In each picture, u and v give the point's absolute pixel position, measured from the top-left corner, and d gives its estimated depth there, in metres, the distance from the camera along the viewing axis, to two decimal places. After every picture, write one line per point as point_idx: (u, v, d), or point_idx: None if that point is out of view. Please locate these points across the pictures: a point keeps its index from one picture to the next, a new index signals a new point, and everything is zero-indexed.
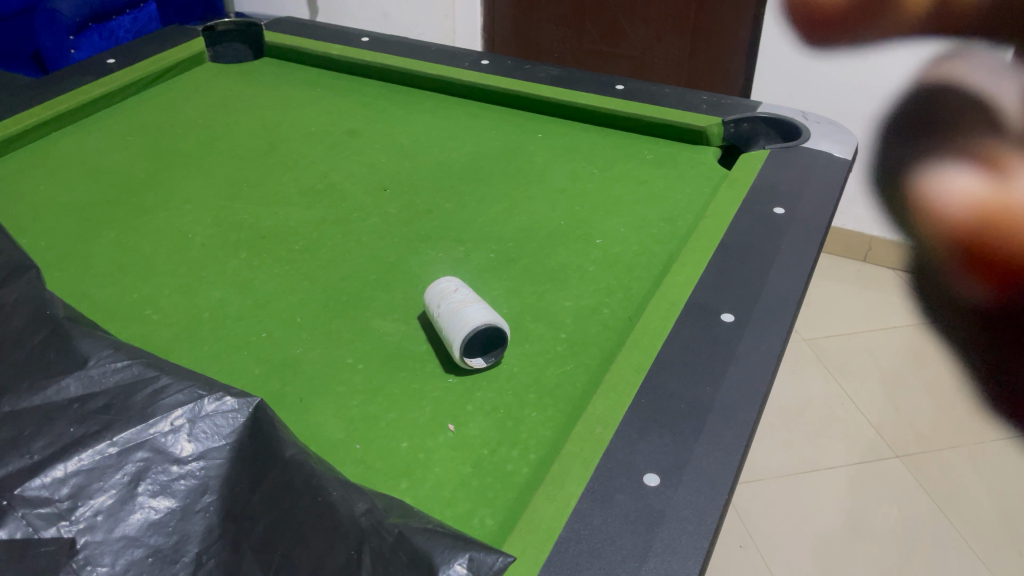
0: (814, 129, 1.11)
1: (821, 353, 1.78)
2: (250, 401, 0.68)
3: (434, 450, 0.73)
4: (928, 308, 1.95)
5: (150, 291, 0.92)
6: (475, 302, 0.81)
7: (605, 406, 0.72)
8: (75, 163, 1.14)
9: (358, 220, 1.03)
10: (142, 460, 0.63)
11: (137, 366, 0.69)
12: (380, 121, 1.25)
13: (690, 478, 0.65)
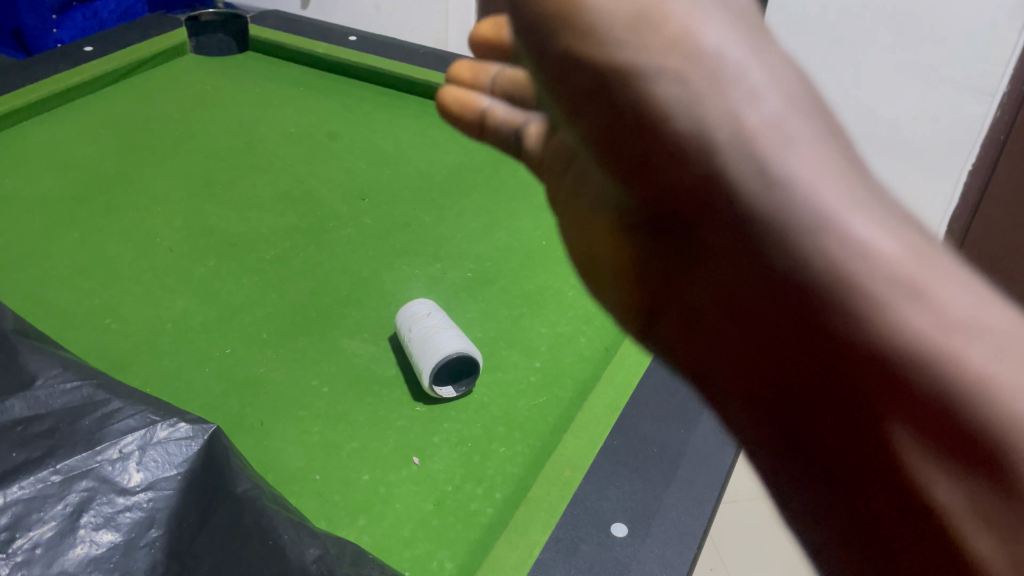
0: None
1: None
2: (205, 428, 0.66)
3: (397, 484, 0.70)
4: None
5: (112, 297, 0.89)
6: (447, 329, 0.78)
7: (575, 447, 0.69)
8: (43, 157, 1.10)
9: (334, 230, 1.00)
10: (86, 489, 0.60)
11: (87, 387, 0.67)
12: (363, 125, 1.22)
13: (658, 530, 0.63)
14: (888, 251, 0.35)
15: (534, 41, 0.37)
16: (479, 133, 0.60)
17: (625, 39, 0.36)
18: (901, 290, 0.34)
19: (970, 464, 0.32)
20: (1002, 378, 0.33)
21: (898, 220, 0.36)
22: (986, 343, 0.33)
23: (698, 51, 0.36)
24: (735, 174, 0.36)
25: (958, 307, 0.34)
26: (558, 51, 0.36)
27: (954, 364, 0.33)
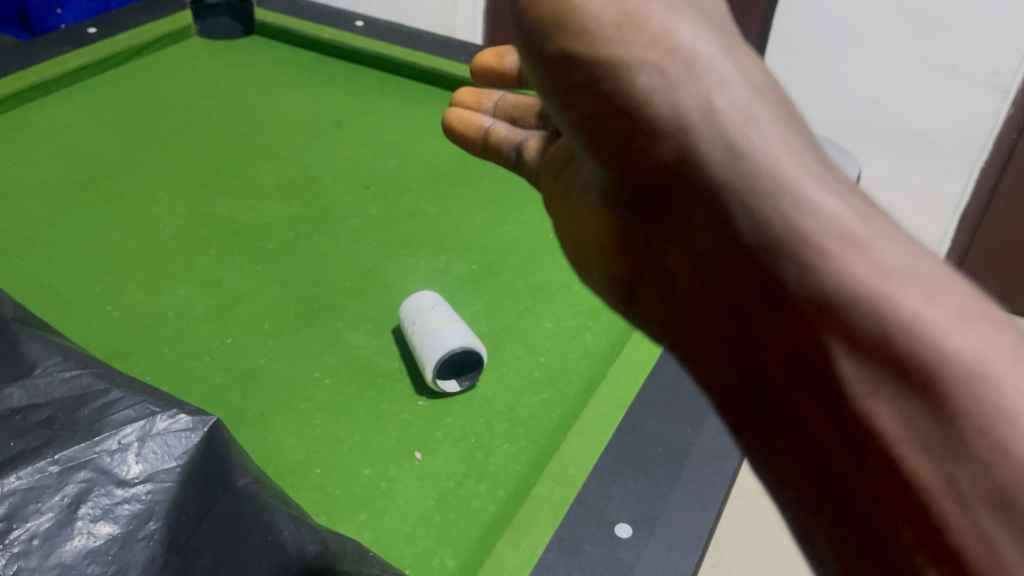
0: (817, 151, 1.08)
1: None
2: (205, 420, 0.65)
3: (398, 479, 0.69)
4: None
5: (113, 285, 0.88)
6: (451, 322, 0.77)
7: (580, 446, 0.69)
8: (45, 140, 1.09)
9: (338, 220, 0.99)
10: (84, 480, 0.58)
11: (87, 377, 0.66)
12: (369, 113, 1.21)
13: (662, 531, 0.62)
14: (838, 211, 0.40)
15: (536, 42, 0.45)
16: (482, 151, 0.73)
17: (612, 37, 0.43)
18: (847, 241, 0.39)
19: (912, 390, 0.36)
20: (940, 315, 0.37)
21: (846, 192, 0.42)
22: (923, 287, 0.38)
23: (676, 48, 0.43)
24: (703, 150, 0.42)
25: (896, 257, 0.39)
26: (557, 47, 0.44)
27: (893, 302, 0.37)
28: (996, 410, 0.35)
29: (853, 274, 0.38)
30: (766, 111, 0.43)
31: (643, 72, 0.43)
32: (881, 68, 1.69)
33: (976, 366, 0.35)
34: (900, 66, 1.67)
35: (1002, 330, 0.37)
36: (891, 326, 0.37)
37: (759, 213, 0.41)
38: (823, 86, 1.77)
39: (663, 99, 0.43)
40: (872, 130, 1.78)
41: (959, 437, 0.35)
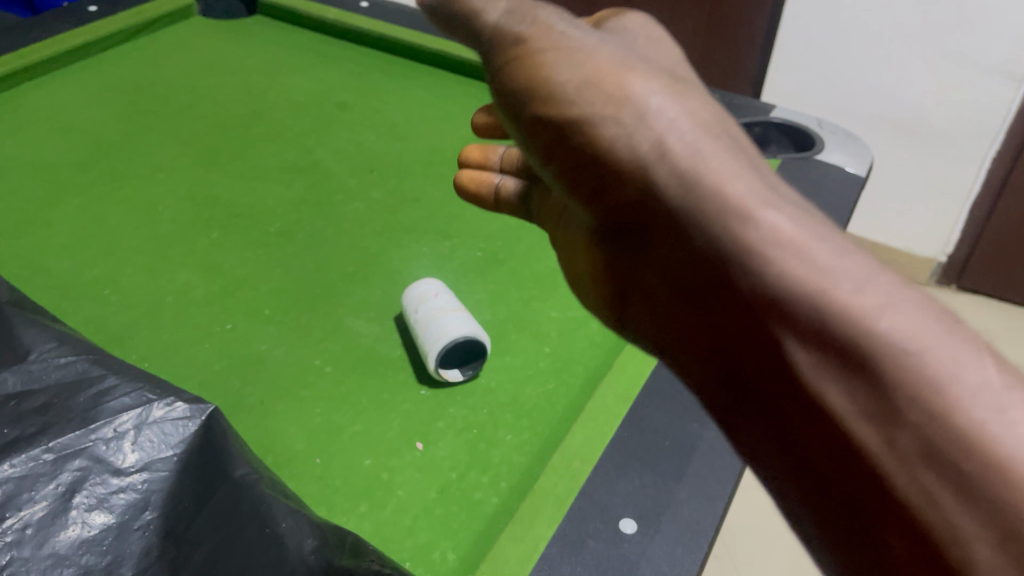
0: (828, 139, 1.06)
1: None
2: (203, 408, 0.64)
3: (400, 470, 0.68)
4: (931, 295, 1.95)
5: (112, 268, 0.86)
6: (455, 311, 0.76)
7: (585, 438, 0.67)
8: (44, 120, 1.08)
9: (341, 204, 0.97)
10: (79, 469, 0.57)
11: (83, 363, 0.64)
12: (374, 95, 1.19)
13: (669, 527, 0.60)
14: (773, 212, 0.42)
15: (513, 108, 0.52)
16: (495, 205, 0.72)
17: (574, 95, 0.48)
18: (783, 246, 0.40)
19: (849, 376, 0.36)
20: (869, 298, 0.37)
21: (790, 204, 0.43)
22: (854, 280, 0.38)
23: (627, 95, 0.48)
24: (660, 177, 0.45)
25: (829, 258, 0.39)
26: (530, 113, 0.50)
27: (821, 291, 0.38)
28: (929, 377, 0.35)
29: (786, 273, 0.39)
30: (710, 131, 0.47)
31: (604, 113, 0.48)
32: (893, 56, 1.66)
33: (903, 340, 0.36)
34: (913, 55, 1.64)
35: (933, 307, 0.37)
36: (824, 313, 0.37)
37: (705, 220, 0.43)
38: (834, 74, 1.75)
39: (622, 141, 0.47)
40: (885, 119, 1.75)
41: (898, 412, 0.35)
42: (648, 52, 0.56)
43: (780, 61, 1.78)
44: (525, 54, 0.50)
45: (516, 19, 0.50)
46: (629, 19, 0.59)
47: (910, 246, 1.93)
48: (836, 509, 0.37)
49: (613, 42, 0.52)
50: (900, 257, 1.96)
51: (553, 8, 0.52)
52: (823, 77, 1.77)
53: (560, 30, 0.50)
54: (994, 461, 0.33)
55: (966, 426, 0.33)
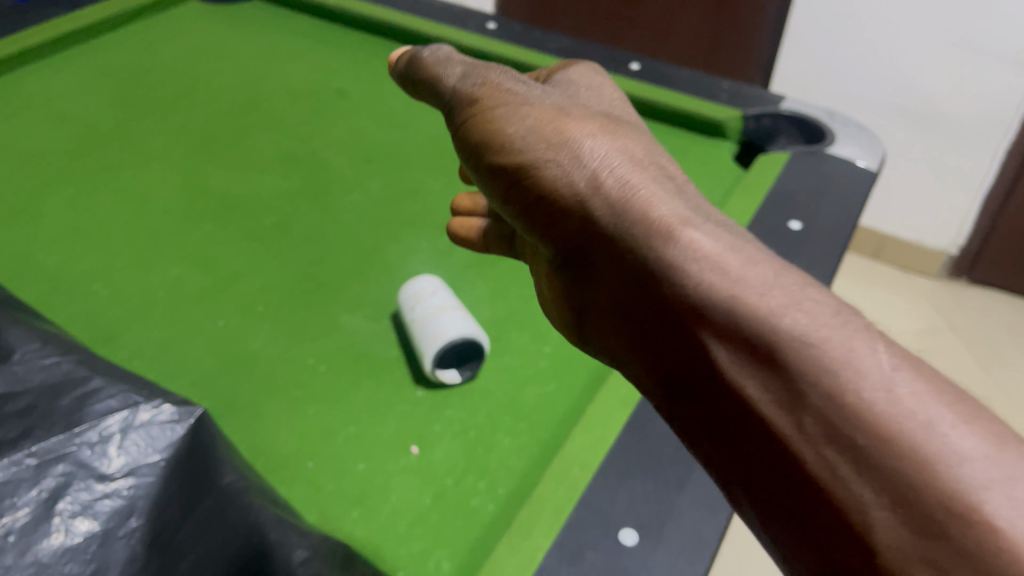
0: (839, 131, 1.03)
1: None
2: (191, 410, 0.61)
3: (394, 475, 0.66)
4: (941, 287, 1.91)
5: (103, 261, 0.84)
6: (453, 309, 0.74)
7: (585, 443, 0.65)
8: (37, 107, 1.06)
9: (338, 195, 0.95)
10: (62, 474, 0.54)
11: (67, 363, 0.61)
12: (374, 82, 1.16)
13: (670, 538, 0.58)
14: (695, 231, 0.49)
15: (472, 154, 0.58)
16: (484, 245, 0.71)
17: (522, 136, 0.56)
18: (705, 264, 0.47)
19: (758, 369, 0.43)
20: (771, 300, 0.44)
21: (716, 229, 0.49)
22: (762, 290, 0.45)
23: (565, 135, 0.55)
24: (596, 202, 0.52)
25: (743, 273, 0.46)
26: (484, 157, 0.57)
27: (731, 300, 0.45)
28: (821, 363, 0.41)
29: (704, 282, 0.46)
30: (647, 167, 0.54)
31: (546, 156, 0.54)
32: (906, 43, 1.62)
33: (802, 334, 0.42)
34: (926, 42, 1.60)
35: (825, 305, 0.44)
36: (734, 313, 0.44)
37: (637, 240, 0.50)
38: (845, 61, 1.71)
39: (562, 174, 0.53)
40: (896, 108, 1.72)
41: (800, 395, 0.41)
42: (594, 98, 0.63)
43: (789, 48, 1.75)
44: (480, 113, 0.58)
45: (475, 85, 0.59)
46: (571, 69, 0.66)
47: (921, 237, 1.91)
48: (763, 491, 0.43)
49: (560, 98, 0.60)
50: (909, 249, 1.93)
51: (505, 71, 0.61)
52: (833, 64, 1.73)
53: (509, 88, 0.58)
54: (879, 428, 0.39)
55: (857, 401, 0.40)
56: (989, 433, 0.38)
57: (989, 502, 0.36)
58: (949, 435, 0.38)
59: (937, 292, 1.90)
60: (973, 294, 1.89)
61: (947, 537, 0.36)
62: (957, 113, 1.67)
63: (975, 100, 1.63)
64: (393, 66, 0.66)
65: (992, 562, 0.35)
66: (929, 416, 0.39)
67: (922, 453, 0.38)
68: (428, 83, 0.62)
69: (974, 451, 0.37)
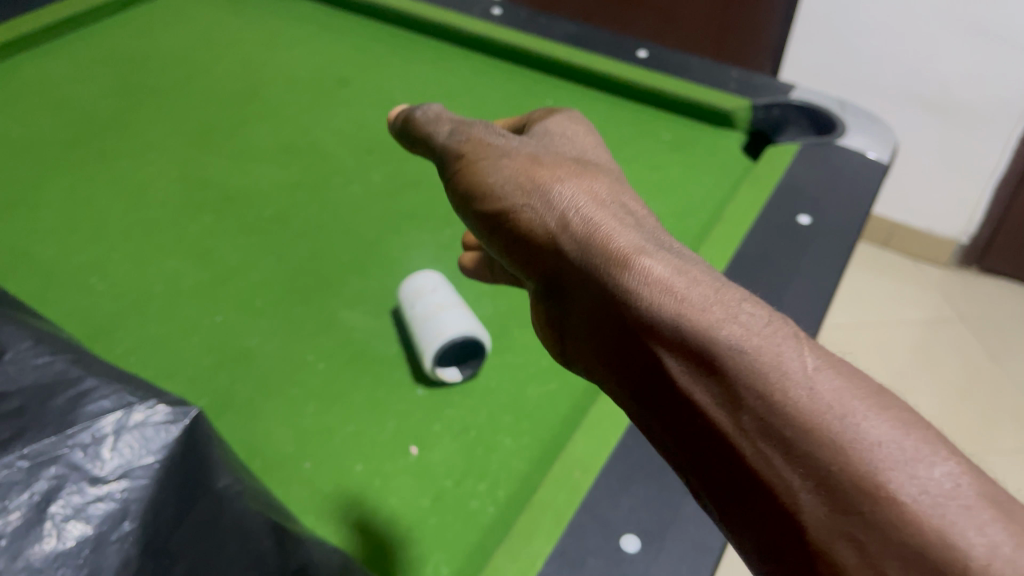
0: (850, 121, 1.01)
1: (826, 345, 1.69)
2: (186, 411, 0.58)
3: (393, 476, 0.65)
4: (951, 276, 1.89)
5: (99, 255, 0.83)
6: (454, 307, 0.72)
7: (587, 446, 0.64)
8: (35, 96, 1.04)
9: (339, 187, 0.94)
10: (55, 476, 0.50)
11: (59, 362, 0.57)
12: (376, 70, 1.15)
13: (673, 545, 0.57)
14: (651, 259, 0.47)
15: (457, 202, 0.58)
16: (491, 275, 0.68)
17: (499, 179, 0.55)
18: (656, 288, 0.46)
19: (703, 377, 0.43)
20: (712, 313, 0.44)
21: (671, 255, 0.49)
22: (707, 307, 0.45)
23: (538, 179, 0.54)
24: (563, 238, 0.51)
25: (691, 292, 0.45)
26: (467, 205, 0.57)
27: (679, 320, 0.44)
28: (753, 365, 0.42)
29: (654, 301, 0.45)
30: (615, 206, 0.52)
31: (520, 201, 0.53)
32: (919, 29, 1.59)
33: (740, 345, 0.43)
34: (940, 27, 1.57)
35: (758, 313, 0.45)
36: (682, 334, 0.44)
37: (596, 269, 0.48)
38: (857, 47, 1.68)
39: (534, 214, 0.53)
40: (910, 95, 1.69)
41: (737, 397, 0.42)
42: (571, 142, 0.60)
43: (800, 33, 1.72)
44: (465, 165, 0.57)
45: (458, 139, 0.59)
46: (555, 116, 0.63)
47: (931, 226, 1.88)
48: (729, 499, 0.42)
49: (537, 144, 0.59)
50: (918, 238, 1.91)
51: (487, 124, 0.60)
52: (845, 50, 1.70)
53: (488, 140, 0.58)
54: (804, 424, 0.40)
55: (786, 400, 0.41)
56: (905, 423, 0.40)
57: (898, 482, 0.38)
58: (868, 427, 0.39)
59: (948, 282, 1.87)
60: (982, 283, 1.86)
61: (866, 517, 0.38)
62: (971, 100, 1.63)
63: (989, 87, 1.60)
64: (391, 123, 0.66)
65: (903, 537, 0.37)
66: (848, 408, 0.40)
67: (842, 444, 0.39)
68: (422, 141, 0.62)
69: (887, 437, 0.39)
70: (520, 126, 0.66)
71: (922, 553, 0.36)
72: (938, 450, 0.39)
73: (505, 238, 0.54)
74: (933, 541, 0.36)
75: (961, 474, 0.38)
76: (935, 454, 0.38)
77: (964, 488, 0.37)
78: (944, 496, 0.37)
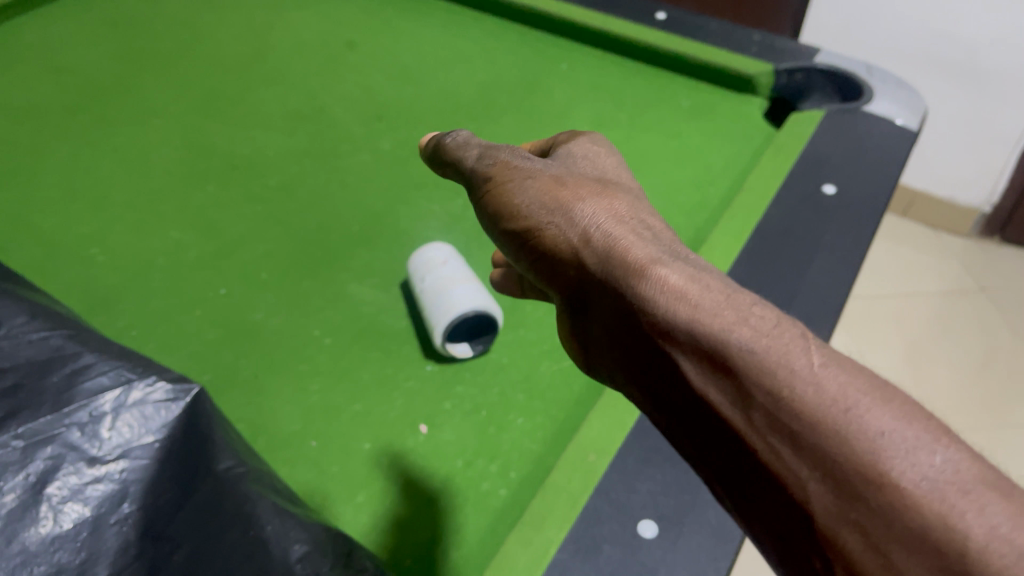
0: (877, 86, 0.97)
1: (847, 318, 1.66)
2: (187, 388, 0.56)
3: (401, 457, 0.63)
4: (974, 246, 1.85)
5: (101, 225, 0.81)
6: (466, 281, 0.69)
7: (602, 427, 0.61)
8: (36, 59, 1.01)
9: (346, 155, 0.91)
10: (51, 457, 0.48)
11: (57, 338, 0.55)
12: (385, 33, 1.11)
13: (692, 531, 0.55)
14: (666, 266, 0.44)
15: (484, 221, 0.54)
16: (522, 291, 0.62)
17: (532, 200, 0.51)
18: (672, 296, 0.43)
19: (717, 378, 0.40)
20: (724, 317, 0.41)
21: (691, 263, 0.46)
22: (721, 311, 0.42)
23: (566, 201, 0.50)
24: (586, 255, 0.48)
25: (708, 298, 0.43)
26: (494, 226, 0.53)
27: (695, 330, 0.41)
28: (758, 362, 0.39)
29: (670, 308, 0.43)
30: (637, 221, 0.49)
31: (543, 218, 0.50)
32: None
33: (752, 349, 0.40)
34: None
35: (767, 311, 0.42)
36: (700, 345, 0.41)
37: (614, 280, 0.46)
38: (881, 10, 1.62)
39: (557, 228, 0.49)
40: (933, 58, 1.63)
41: (747, 395, 0.39)
42: (594, 163, 0.56)
43: None
44: (493, 190, 0.53)
45: (484, 162, 0.54)
46: (579, 138, 0.59)
47: (953, 195, 1.84)
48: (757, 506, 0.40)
49: (561, 166, 0.54)
50: (941, 207, 1.87)
51: (514, 147, 0.55)
52: (868, 14, 1.64)
53: (517, 164, 0.53)
54: (810, 416, 0.37)
55: (793, 397, 0.38)
56: (908, 411, 0.37)
57: (900, 469, 0.35)
58: (873, 422, 0.36)
59: (971, 252, 1.83)
60: (1005, 254, 1.82)
61: (872, 507, 0.35)
62: (998, 66, 1.57)
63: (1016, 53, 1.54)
64: (423, 150, 0.61)
65: (906, 524, 0.34)
66: (851, 399, 0.37)
67: (845, 434, 0.37)
68: (452, 166, 0.57)
69: (891, 426, 0.36)
70: (546, 147, 0.61)
71: (929, 542, 0.34)
72: (938, 436, 0.36)
73: (531, 253, 0.51)
74: (937, 530, 0.34)
75: (966, 461, 0.35)
76: (939, 441, 0.36)
77: (969, 475, 0.35)
78: (947, 482, 0.35)
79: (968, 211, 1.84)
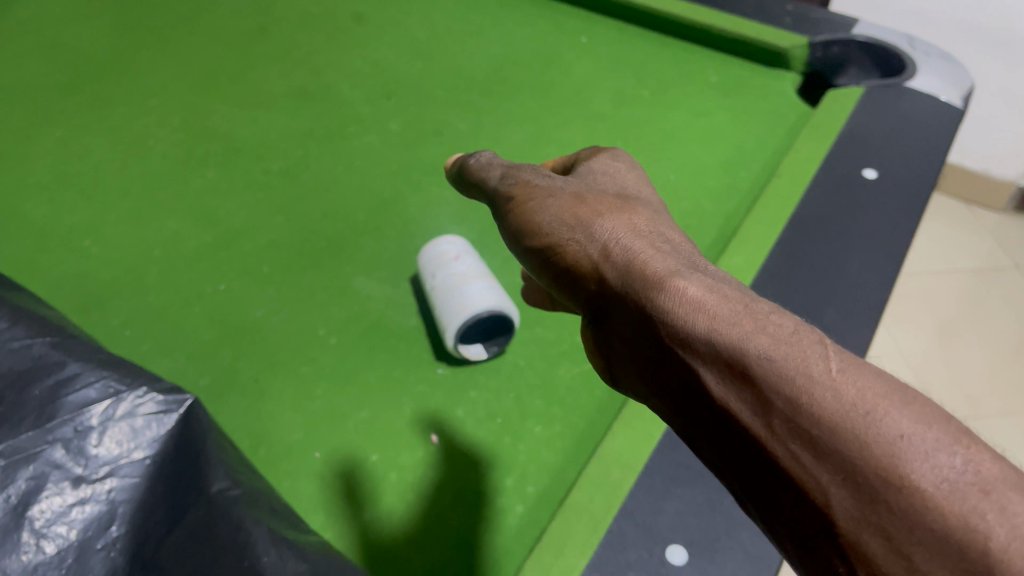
0: (920, 59, 0.90)
1: (892, 296, 1.60)
2: (182, 398, 0.48)
3: (411, 469, 0.59)
4: (1009, 222, 1.77)
5: (96, 213, 0.77)
6: (479, 278, 0.65)
7: (627, 440, 0.57)
8: (30, 37, 0.97)
9: (353, 136, 0.86)
10: (30, 477, 0.42)
11: (37, 344, 0.48)
12: (394, 4, 1.05)
13: (724, 558, 0.50)
14: (685, 279, 0.39)
15: (507, 242, 0.49)
16: (549, 305, 0.57)
17: (551, 216, 0.46)
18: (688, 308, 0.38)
19: (735, 393, 0.35)
20: (741, 327, 0.36)
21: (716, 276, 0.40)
22: (739, 321, 0.36)
23: (587, 218, 0.45)
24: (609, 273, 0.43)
25: (726, 308, 0.37)
26: (515, 244, 0.48)
27: (713, 348, 0.36)
28: (777, 370, 0.34)
29: (688, 320, 0.37)
30: (659, 236, 0.44)
31: (563, 234, 0.45)
32: None
33: (771, 363, 0.34)
34: None
35: (785, 319, 0.36)
36: (719, 364, 0.36)
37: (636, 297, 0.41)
38: None
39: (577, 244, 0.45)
40: (967, 27, 1.55)
41: (763, 405, 0.34)
42: (615, 179, 0.51)
43: None
44: (513, 212, 0.48)
45: (507, 182, 0.49)
46: (600, 153, 0.53)
47: (988, 168, 1.76)
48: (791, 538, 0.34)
49: (579, 180, 0.50)
50: (975, 181, 1.79)
51: (537, 166, 0.51)
52: None
53: (537, 181, 0.48)
54: (827, 423, 0.32)
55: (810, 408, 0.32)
56: (929, 411, 0.31)
57: (918, 472, 0.30)
58: (894, 427, 0.31)
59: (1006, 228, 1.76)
60: None
61: (894, 512, 0.30)
62: None
63: None
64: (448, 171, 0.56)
65: (926, 528, 0.29)
66: (870, 402, 0.32)
67: (864, 442, 0.31)
68: (475, 189, 0.52)
69: (910, 427, 0.30)
70: (567, 164, 0.56)
71: (950, 545, 0.28)
72: (959, 437, 0.30)
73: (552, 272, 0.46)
74: (957, 532, 0.28)
75: (988, 460, 0.30)
76: (959, 441, 0.30)
77: (993, 475, 0.29)
78: (968, 484, 0.29)
79: (1004, 185, 1.76)
